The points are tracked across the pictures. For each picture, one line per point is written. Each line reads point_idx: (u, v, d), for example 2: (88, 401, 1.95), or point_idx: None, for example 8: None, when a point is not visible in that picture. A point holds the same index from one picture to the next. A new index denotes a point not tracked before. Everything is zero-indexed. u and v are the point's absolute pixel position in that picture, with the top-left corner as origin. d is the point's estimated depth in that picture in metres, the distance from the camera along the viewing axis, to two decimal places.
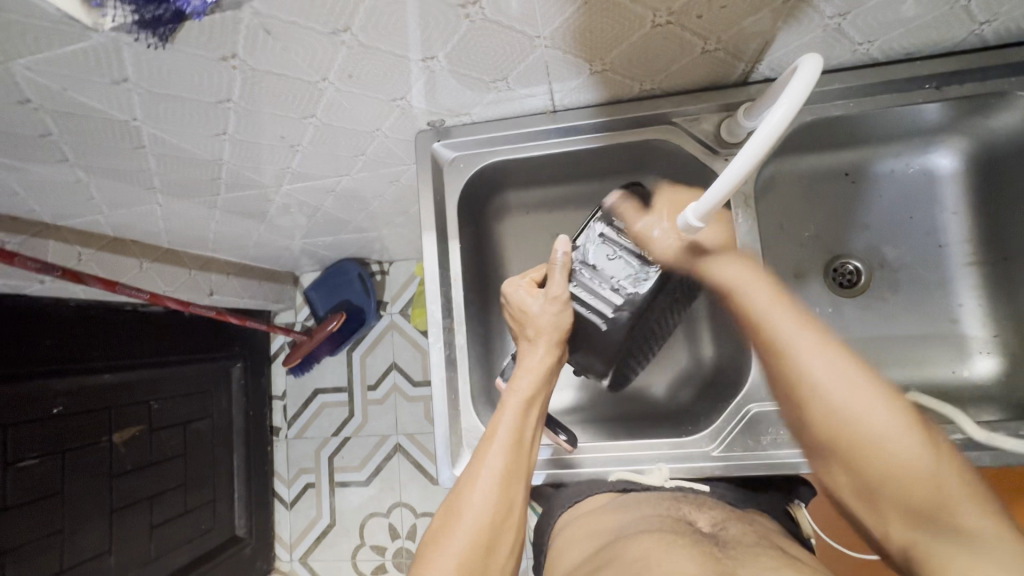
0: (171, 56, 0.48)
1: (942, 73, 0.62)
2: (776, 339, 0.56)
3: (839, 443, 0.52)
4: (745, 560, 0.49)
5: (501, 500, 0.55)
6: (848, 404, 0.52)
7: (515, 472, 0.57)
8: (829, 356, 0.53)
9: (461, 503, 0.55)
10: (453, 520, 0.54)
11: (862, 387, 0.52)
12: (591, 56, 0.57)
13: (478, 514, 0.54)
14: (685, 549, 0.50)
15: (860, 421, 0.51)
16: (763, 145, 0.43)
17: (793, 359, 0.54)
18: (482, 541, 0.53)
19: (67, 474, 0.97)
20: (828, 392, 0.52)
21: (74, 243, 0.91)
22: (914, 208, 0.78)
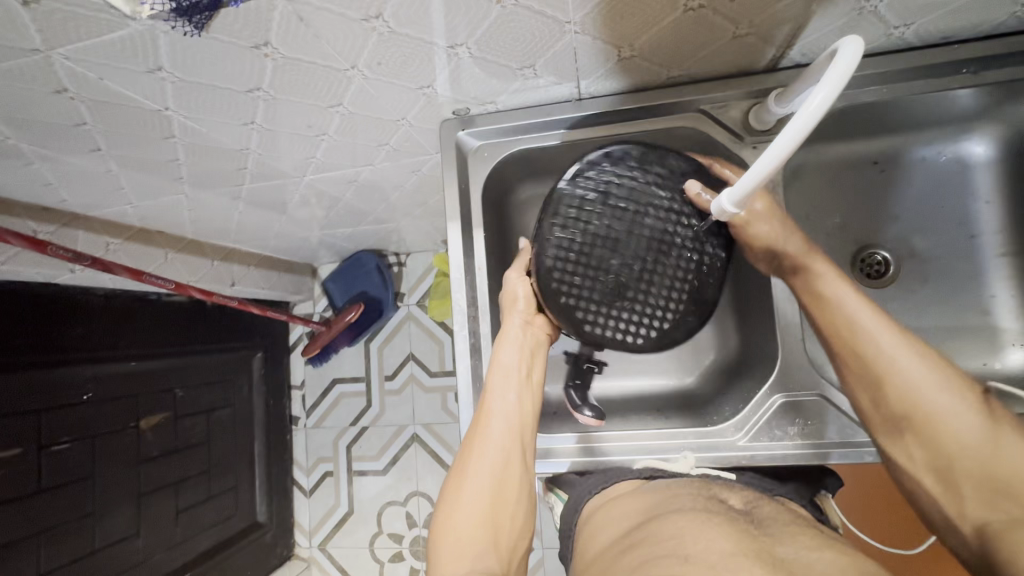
0: (205, 45, 0.49)
1: (980, 57, 0.60)
2: (845, 314, 0.57)
3: (918, 424, 0.53)
4: (781, 539, 0.49)
5: (502, 461, 0.62)
6: (930, 385, 0.53)
7: (514, 436, 0.63)
8: (903, 343, 0.55)
9: (468, 463, 0.62)
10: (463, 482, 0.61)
11: (935, 371, 0.53)
12: (620, 42, 0.56)
13: (480, 490, 0.60)
14: (724, 526, 0.50)
15: (936, 402, 0.53)
16: (802, 130, 0.42)
17: (871, 342, 0.56)
18: (491, 501, 0.60)
19: (96, 459, 0.99)
20: (906, 373, 0.54)
21: (103, 233, 0.93)
22: (946, 197, 0.76)
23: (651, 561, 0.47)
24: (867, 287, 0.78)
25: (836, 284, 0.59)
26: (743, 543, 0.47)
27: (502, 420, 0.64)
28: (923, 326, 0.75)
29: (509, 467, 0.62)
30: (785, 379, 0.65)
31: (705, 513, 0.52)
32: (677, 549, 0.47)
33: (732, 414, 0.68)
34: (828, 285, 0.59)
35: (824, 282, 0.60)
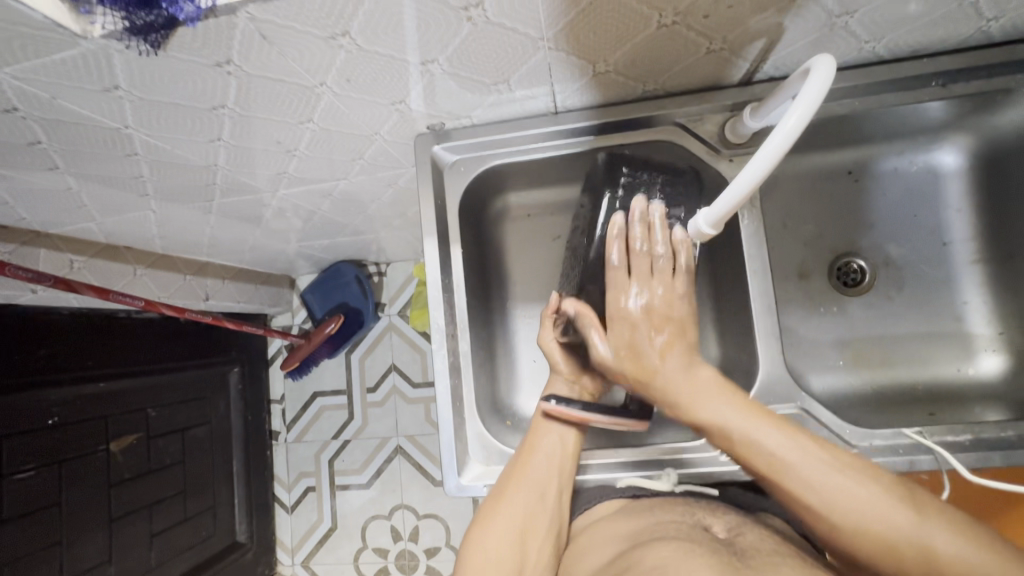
0: (165, 64, 0.47)
1: (947, 71, 0.61)
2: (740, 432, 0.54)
3: (852, 538, 0.49)
4: (762, 567, 0.48)
5: (538, 501, 0.62)
6: (847, 492, 0.49)
7: (549, 479, 0.63)
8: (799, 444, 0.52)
9: (501, 496, 0.62)
10: (495, 514, 0.61)
11: (838, 468, 0.51)
12: (595, 58, 0.56)
13: (513, 515, 0.60)
14: (706, 557, 0.49)
15: (862, 509, 0.49)
16: (777, 151, 0.43)
17: (775, 459, 0.52)
18: (519, 540, 0.59)
19: (65, 484, 0.95)
20: (817, 487, 0.50)
21: (66, 250, 0.90)
22: (918, 206, 0.77)
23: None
24: (844, 296, 0.78)
25: (726, 405, 0.56)
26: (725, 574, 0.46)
27: (544, 457, 0.63)
28: (898, 333, 0.76)
29: (543, 511, 0.62)
30: (765, 391, 0.65)
31: (686, 543, 0.52)
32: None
33: None
34: (719, 411, 0.56)
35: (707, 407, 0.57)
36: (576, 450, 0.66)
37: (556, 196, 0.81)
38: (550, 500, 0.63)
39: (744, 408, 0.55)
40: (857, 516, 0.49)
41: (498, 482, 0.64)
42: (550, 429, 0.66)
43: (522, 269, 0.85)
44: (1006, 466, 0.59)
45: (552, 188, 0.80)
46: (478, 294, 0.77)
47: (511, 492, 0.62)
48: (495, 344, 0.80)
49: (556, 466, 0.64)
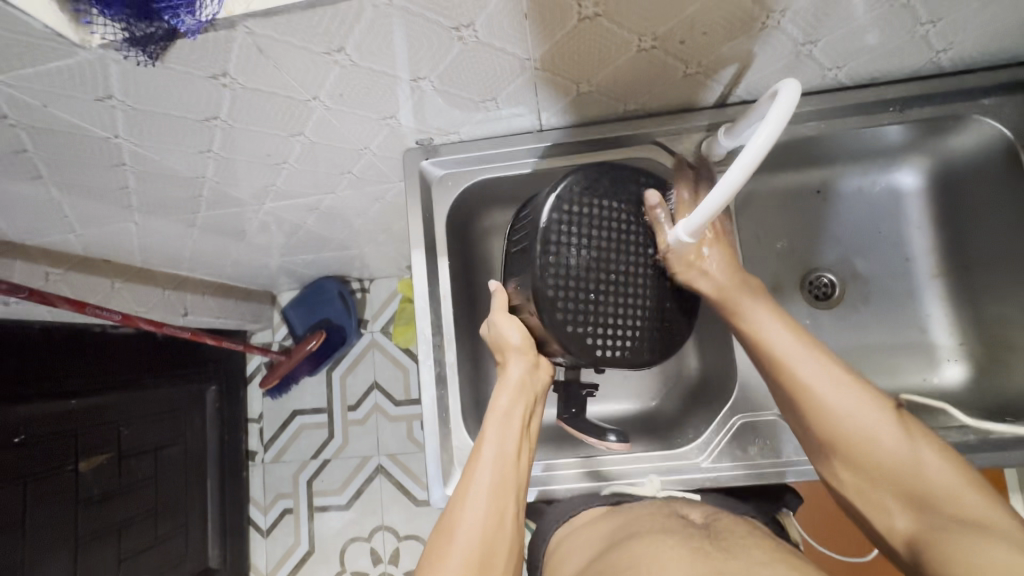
0: (161, 76, 0.48)
1: (903, 97, 0.66)
2: (773, 351, 0.59)
3: (862, 455, 0.55)
4: (738, 551, 0.50)
5: (495, 521, 0.54)
6: (859, 416, 0.55)
7: (506, 490, 0.56)
8: (830, 374, 0.56)
9: (454, 522, 0.54)
10: (449, 541, 0.53)
11: (860, 403, 0.55)
12: (578, 78, 0.58)
13: (469, 533, 0.53)
14: (683, 548, 0.50)
15: (867, 432, 0.54)
16: (751, 164, 0.46)
17: (799, 375, 0.57)
18: (479, 569, 0.51)
19: (28, 506, 0.91)
20: (832, 415, 0.56)
21: (43, 263, 0.88)
22: (882, 224, 0.82)
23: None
24: (816, 309, 0.81)
25: (767, 318, 0.60)
26: (698, 564, 0.47)
27: (490, 463, 0.57)
28: (867, 344, 0.80)
29: (502, 530, 0.55)
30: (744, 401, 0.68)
31: (661, 534, 0.53)
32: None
33: (694, 436, 0.69)
34: (753, 314, 0.61)
35: (753, 312, 0.61)
36: (525, 444, 0.61)
37: None
38: (508, 515, 0.56)
39: (777, 320, 0.60)
40: (857, 438, 0.55)
41: (449, 508, 0.56)
42: (489, 435, 0.59)
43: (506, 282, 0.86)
44: (970, 468, 0.62)
45: None
46: (463, 306, 0.78)
47: (463, 514, 0.54)
48: (480, 356, 0.81)
49: (511, 470, 0.58)
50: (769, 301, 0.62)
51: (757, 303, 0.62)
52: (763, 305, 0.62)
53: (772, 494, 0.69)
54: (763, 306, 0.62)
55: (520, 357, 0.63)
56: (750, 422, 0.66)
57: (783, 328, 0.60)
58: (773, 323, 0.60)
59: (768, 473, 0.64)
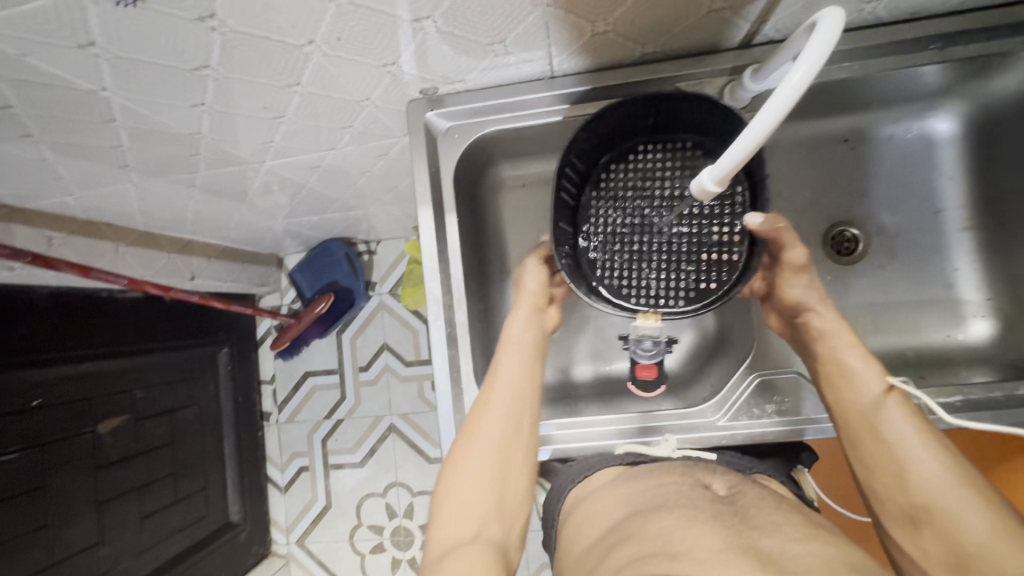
0: (144, 19, 0.45)
1: (947, 33, 0.61)
2: (861, 395, 0.57)
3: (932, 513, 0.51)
4: (764, 528, 0.49)
5: (516, 429, 0.62)
6: (940, 479, 0.51)
7: (524, 401, 0.63)
8: (916, 428, 0.54)
9: (479, 423, 0.61)
10: (473, 439, 0.60)
11: (941, 462, 0.52)
12: (594, 16, 0.54)
13: (493, 435, 0.60)
14: (710, 522, 0.50)
15: (943, 495, 0.51)
16: (785, 105, 0.42)
17: (888, 422, 0.55)
18: (497, 468, 0.59)
19: (51, 467, 0.93)
20: (919, 476, 0.52)
21: (45, 227, 0.86)
22: (913, 173, 0.77)
23: (641, 560, 0.46)
24: (838, 265, 0.79)
25: (860, 361, 0.58)
26: (728, 541, 0.47)
27: (513, 374, 0.63)
28: (891, 301, 0.77)
29: (519, 437, 0.62)
30: (762, 360, 0.68)
31: (686, 507, 0.52)
32: (666, 547, 0.47)
33: (711, 395, 0.68)
34: (856, 360, 0.58)
35: (849, 354, 0.59)
36: (540, 384, 0.65)
37: (552, 167, 0.80)
38: (526, 424, 0.63)
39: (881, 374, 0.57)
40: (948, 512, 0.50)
41: (473, 410, 0.63)
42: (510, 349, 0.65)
43: (516, 241, 0.83)
44: (995, 425, 0.60)
45: (545, 158, 0.78)
46: (473, 266, 0.76)
47: (486, 421, 0.61)
48: (491, 316, 0.79)
49: (529, 386, 0.64)
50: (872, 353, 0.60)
51: (857, 348, 0.59)
52: (862, 353, 0.59)
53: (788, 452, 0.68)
54: (864, 354, 0.59)
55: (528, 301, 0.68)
56: (768, 381, 0.65)
57: (884, 381, 0.57)
58: (873, 377, 0.57)
59: (786, 432, 0.63)
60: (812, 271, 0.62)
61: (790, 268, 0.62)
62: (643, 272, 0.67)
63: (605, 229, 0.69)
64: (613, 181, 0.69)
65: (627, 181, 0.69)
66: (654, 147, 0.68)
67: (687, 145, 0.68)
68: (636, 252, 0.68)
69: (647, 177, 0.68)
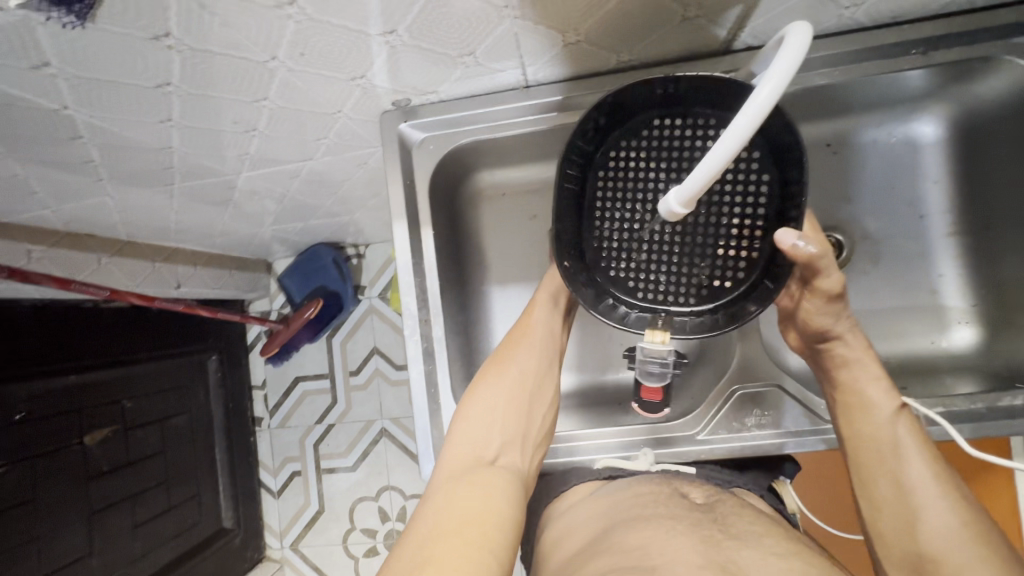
0: (99, 39, 0.44)
1: (927, 38, 0.59)
2: (880, 436, 0.57)
3: (936, 562, 0.52)
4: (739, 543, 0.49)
5: (542, 368, 0.66)
6: (952, 530, 0.52)
7: (553, 344, 0.67)
8: (934, 475, 0.54)
9: (510, 356, 0.66)
10: (503, 372, 0.65)
11: (954, 512, 0.52)
12: (564, 27, 0.53)
13: (523, 369, 0.65)
14: (693, 534, 0.50)
15: (952, 545, 0.51)
16: (750, 126, 0.41)
17: (904, 465, 0.55)
18: (522, 403, 0.63)
19: (38, 481, 0.93)
20: (932, 524, 0.53)
21: (23, 241, 0.85)
22: (897, 179, 0.76)
23: (615, 572, 0.47)
24: None
25: (884, 401, 0.57)
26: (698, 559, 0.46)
27: (546, 319, 0.67)
28: (877, 308, 0.76)
29: (544, 379, 0.66)
30: (745, 371, 0.66)
31: (671, 520, 0.53)
32: (644, 560, 0.48)
33: (689, 408, 0.67)
34: (877, 393, 0.58)
35: (874, 393, 0.58)
36: (565, 339, 0.69)
37: (532, 174, 0.79)
38: (552, 366, 0.67)
39: (901, 411, 0.57)
40: (956, 560, 0.51)
41: (505, 345, 0.67)
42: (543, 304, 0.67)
43: (497, 250, 0.82)
44: (976, 436, 0.60)
45: (524, 166, 0.77)
46: (452, 278, 0.75)
47: (518, 355, 0.66)
48: (471, 326, 0.79)
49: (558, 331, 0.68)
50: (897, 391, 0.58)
51: (881, 388, 0.58)
52: (885, 393, 0.58)
53: (770, 463, 0.68)
54: (886, 394, 0.58)
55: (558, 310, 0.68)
56: (749, 396, 0.64)
57: (904, 422, 0.56)
58: (895, 420, 0.57)
59: (762, 448, 0.62)
60: (845, 298, 0.57)
61: (821, 294, 0.56)
62: (649, 266, 0.62)
63: (609, 217, 0.62)
64: (620, 162, 0.61)
65: (635, 161, 0.61)
66: (669, 122, 0.60)
67: (707, 121, 0.59)
68: (643, 244, 0.62)
69: (659, 158, 0.60)
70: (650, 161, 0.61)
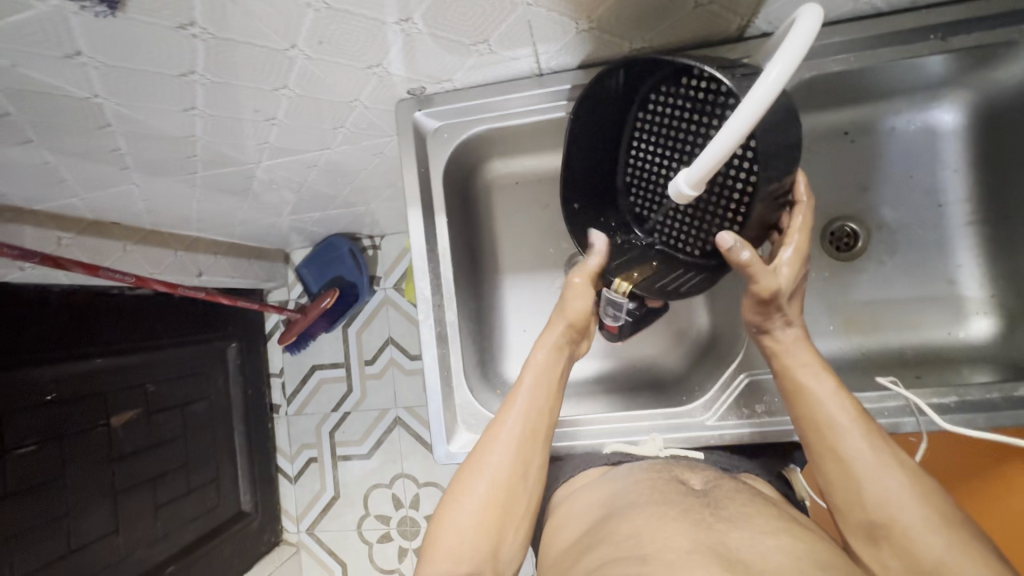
0: (126, 28, 0.46)
1: (947, 23, 0.59)
2: (817, 415, 0.57)
3: (889, 528, 0.52)
4: (744, 524, 0.49)
5: (546, 406, 0.63)
6: (897, 493, 0.52)
7: (554, 376, 0.65)
8: (875, 444, 0.54)
9: (513, 399, 0.63)
10: (505, 416, 0.62)
11: (899, 477, 0.53)
12: (577, 14, 0.53)
13: (526, 411, 0.62)
14: (698, 515, 0.50)
15: (900, 509, 0.52)
16: (756, 110, 0.42)
17: (846, 441, 0.55)
18: (528, 445, 0.61)
19: (66, 460, 0.97)
20: (877, 491, 0.53)
21: (53, 228, 0.88)
22: (915, 167, 0.75)
23: (611, 561, 0.47)
24: (837, 262, 0.77)
25: (819, 380, 0.58)
26: (702, 539, 0.47)
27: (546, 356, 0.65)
28: (892, 298, 0.76)
29: (547, 414, 0.63)
30: (749, 361, 0.68)
31: (660, 506, 0.52)
32: (632, 550, 0.48)
33: (699, 396, 0.68)
34: (810, 379, 0.58)
35: (808, 374, 0.58)
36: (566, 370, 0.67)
37: (545, 164, 0.79)
38: (555, 399, 0.64)
39: (838, 390, 0.57)
40: (904, 522, 0.51)
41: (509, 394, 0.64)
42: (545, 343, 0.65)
43: (510, 238, 0.83)
44: (991, 427, 0.59)
45: (537, 155, 0.78)
46: (466, 265, 0.76)
47: (520, 398, 0.63)
48: (484, 313, 0.80)
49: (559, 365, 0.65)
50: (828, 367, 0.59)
51: (812, 369, 0.58)
52: (819, 373, 0.58)
53: (781, 451, 0.68)
54: (820, 374, 0.58)
55: (561, 321, 0.66)
56: (758, 382, 0.65)
57: (837, 396, 0.57)
58: (830, 398, 0.57)
59: (773, 433, 0.62)
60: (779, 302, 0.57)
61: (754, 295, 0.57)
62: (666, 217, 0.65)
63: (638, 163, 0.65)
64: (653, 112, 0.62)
65: (665, 115, 0.61)
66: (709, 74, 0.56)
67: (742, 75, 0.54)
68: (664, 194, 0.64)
69: (688, 113, 0.59)
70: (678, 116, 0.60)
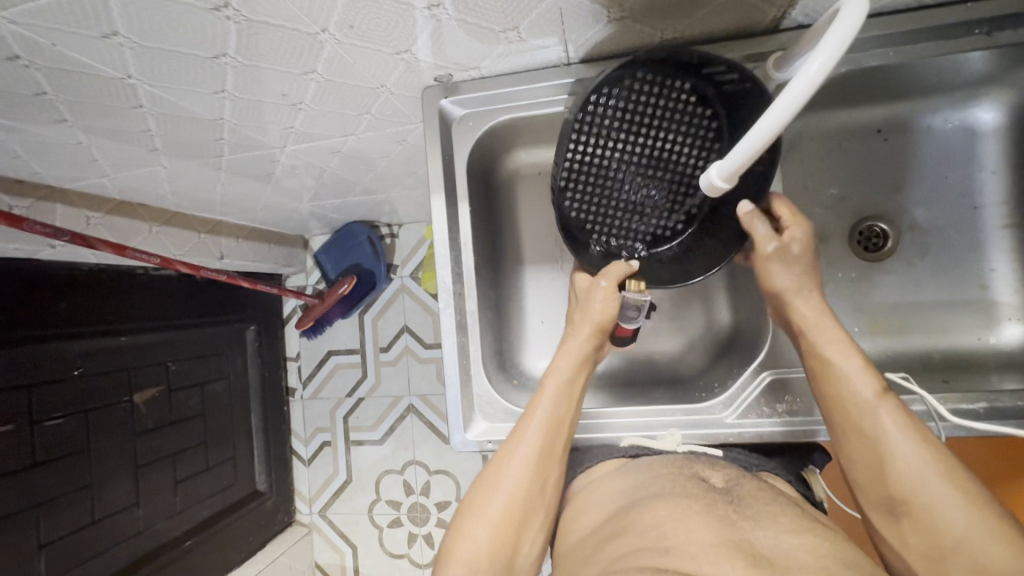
0: (162, 8, 0.46)
1: (994, 17, 0.57)
2: (840, 391, 0.57)
3: (908, 504, 0.52)
4: (765, 521, 0.49)
5: (563, 415, 0.63)
6: (920, 470, 0.52)
7: (574, 386, 0.65)
8: (900, 421, 0.54)
9: (534, 407, 0.63)
10: (525, 424, 0.62)
11: (923, 454, 0.52)
12: (609, 3, 0.52)
13: (545, 418, 0.62)
14: (718, 510, 0.50)
15: (923, 486, 0.51)
16: (802, 95, 0.41)
17: (871, 417, 0.55)
18: (547, 454, 0.61)
19: (92, 433, 1.00)
20: (901, 468, 0.53)
21: (82, 207, 0.90)
22: (950, 168, 0.73)
23: (632, 551, 0.47)
24: (864, 262, 0.76)
25: (845, 356, 0.57)
26: (723, 534, 0.46)
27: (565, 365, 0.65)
28: (920, 300, 0.74)
29: (566, 424, 0.63)
30: (773, 358, 0.66)
31: (684, 499, 0.52)
32: (658, 540, 0.47)
33: (719, 392, 0.68)
34: (837, 355, 0.58)
35: (833, 351, 0.58)
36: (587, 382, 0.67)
37: None
38: (574, 408, 0.65)
39: (864, 366, 0.57)
40: (925, 495, 0.51)
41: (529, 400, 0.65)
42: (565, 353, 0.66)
43: (531, 229, 0.83)
44: None
45: None
46: (487, 254, 0.76)
47: (540, 405, 0.63)
48: (503, 303, 0.80)
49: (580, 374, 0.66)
50: (854, 344, 0.59)
51: (840, 345, 0.58)
52: (846, 348, 0.58)
53: (799, 451, 0.67)
54: (847, 349, 0.58)
55: (585, 326, 0.66)
56: (779, 380, 0.64)
57: (862, 372, 0.56)
58: (856, 373, 0.56)
59: (797, 432, 0.62)
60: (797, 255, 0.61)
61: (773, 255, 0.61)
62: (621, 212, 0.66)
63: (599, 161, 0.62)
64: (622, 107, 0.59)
65: (638, 111, 0.59)
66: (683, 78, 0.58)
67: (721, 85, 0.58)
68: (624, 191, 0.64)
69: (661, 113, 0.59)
70: (655, 117, 0.60)
